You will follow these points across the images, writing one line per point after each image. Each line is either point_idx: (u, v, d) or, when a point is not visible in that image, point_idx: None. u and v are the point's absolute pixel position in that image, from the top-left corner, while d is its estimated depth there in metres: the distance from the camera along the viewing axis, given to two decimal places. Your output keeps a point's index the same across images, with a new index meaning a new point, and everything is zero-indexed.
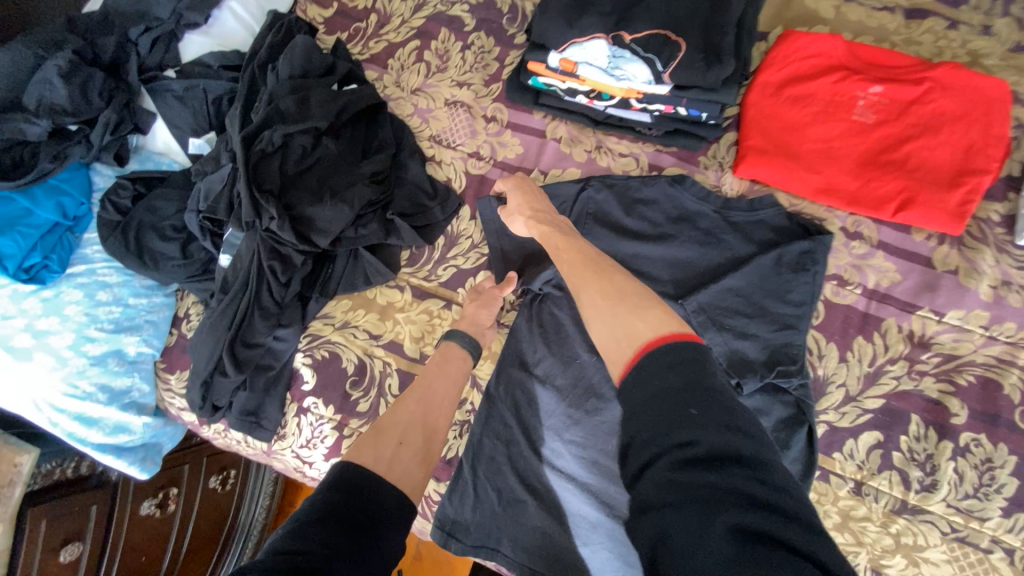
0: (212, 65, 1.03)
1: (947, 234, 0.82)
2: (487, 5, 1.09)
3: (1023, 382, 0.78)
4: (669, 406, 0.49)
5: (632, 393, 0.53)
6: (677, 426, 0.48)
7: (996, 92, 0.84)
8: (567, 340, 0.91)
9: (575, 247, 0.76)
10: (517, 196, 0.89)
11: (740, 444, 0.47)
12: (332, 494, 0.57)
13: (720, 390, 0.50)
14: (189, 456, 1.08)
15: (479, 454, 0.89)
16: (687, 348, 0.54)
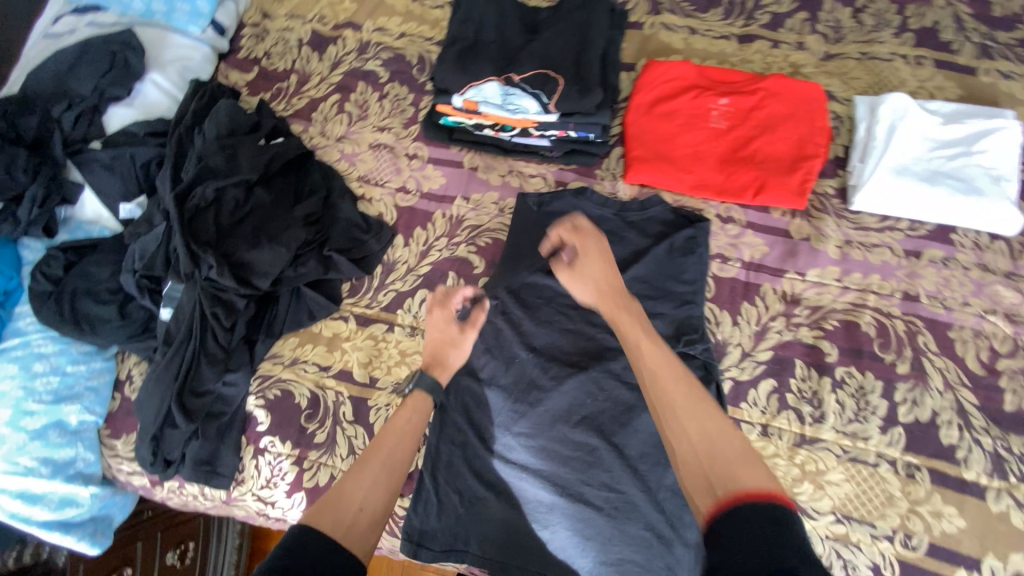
0: (138, 134, 1.08)
1: (794, 210, 1.01)
2: (398, 59, 1.23)
3: (874, 320, 0.95)
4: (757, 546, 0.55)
5: (726, 529, 0.59)
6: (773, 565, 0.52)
7: (812, 93, 1.06)
8: (506, 343, 1.00)
9: (658, 350, 0.80)
10: (586, 268, 0.90)
11: None
12: (287, 559, 0.61)
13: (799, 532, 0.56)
14: (143, 532, 1.06)
15: (438, 461, 0.95)
16: (779, 508, 0.59)
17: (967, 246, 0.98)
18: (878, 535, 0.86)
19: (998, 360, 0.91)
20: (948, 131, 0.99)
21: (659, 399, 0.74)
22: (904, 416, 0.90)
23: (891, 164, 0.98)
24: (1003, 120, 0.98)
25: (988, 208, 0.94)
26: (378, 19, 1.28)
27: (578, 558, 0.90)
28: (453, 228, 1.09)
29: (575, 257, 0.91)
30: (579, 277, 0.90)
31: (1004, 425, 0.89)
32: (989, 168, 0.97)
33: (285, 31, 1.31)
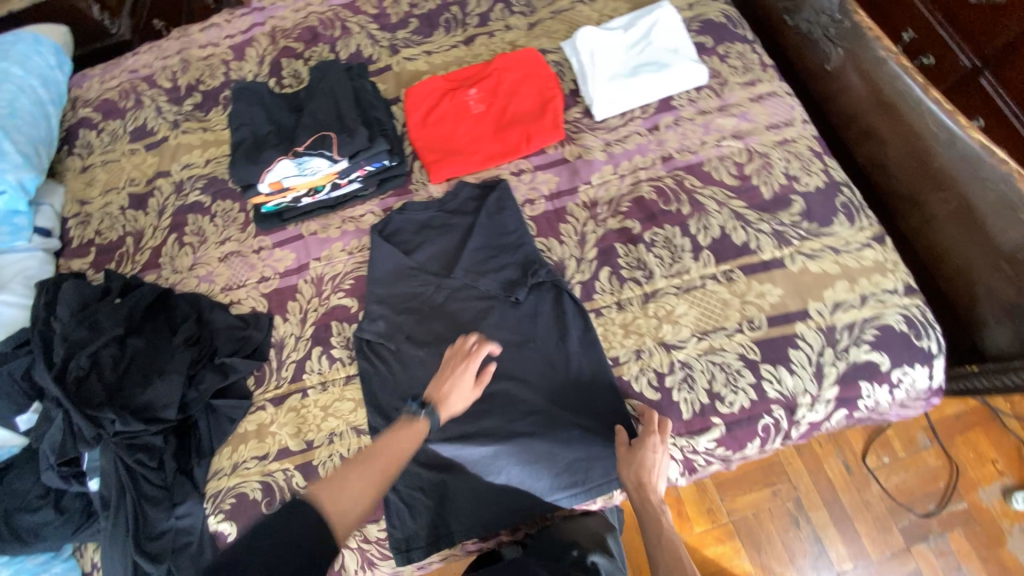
0: (6, 349, 1.13)
1: (560, 140, 1.26)
2: (212, 181, 1.38)
3: (652, 187, 1.19)
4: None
5: None
6: None
7: (531, 55, 1.33)
8: (401, 351, 1.12)
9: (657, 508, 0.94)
10: (639, 459, 0.96)
11: None
12: (262, 545, 0.74)
13: None
14: None
15: None
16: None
17: (686, 104, 1.25)
18: (731, 333, 1.06)
19: (745, 168, 1.17)
20: (630, 36, 1.29)
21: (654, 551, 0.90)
22: (705, 241, 1.12)
23: (604, 77, 1.26)
24: (660, 11, 1.29)
25: (679, 73, 1.22)
26: (182, 158, 1.43)
27: (537, 483, 1.03)
28: (318, 287, 1.23)
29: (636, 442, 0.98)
30: (634, 461, 0.96)
31: (771, 209, 1.13)
32: (667, 47, 1.26)
33: (108, 207, 1.43)
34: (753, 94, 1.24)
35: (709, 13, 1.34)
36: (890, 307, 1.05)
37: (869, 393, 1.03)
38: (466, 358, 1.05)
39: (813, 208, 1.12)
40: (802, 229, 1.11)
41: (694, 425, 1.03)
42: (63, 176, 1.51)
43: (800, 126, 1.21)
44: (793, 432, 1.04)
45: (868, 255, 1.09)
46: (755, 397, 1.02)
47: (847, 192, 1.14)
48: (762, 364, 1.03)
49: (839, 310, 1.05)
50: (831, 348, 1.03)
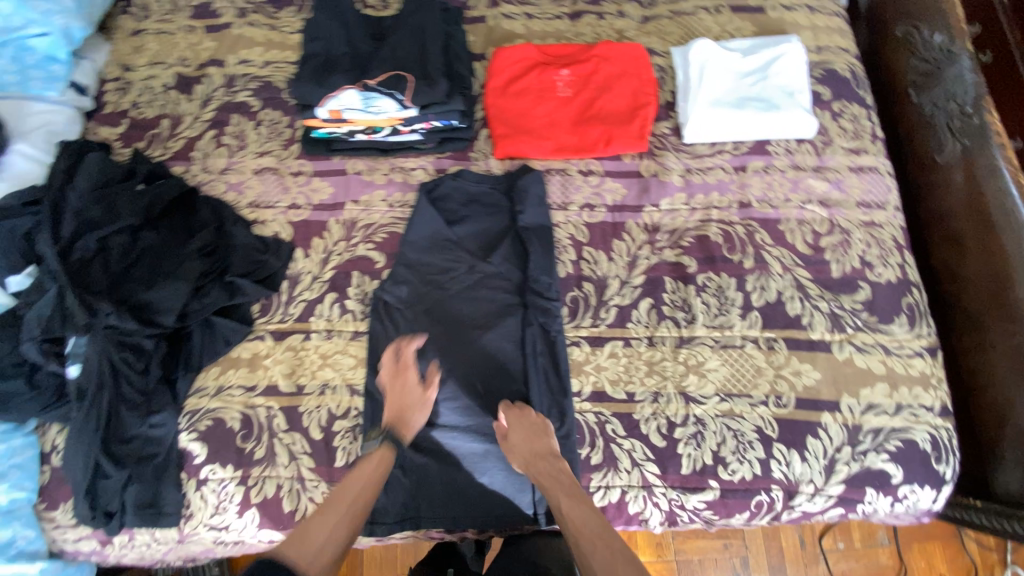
0: (13, 205, 1.10)
1: (640, 152, 1.17)
2: (266, 87, 1.29)
3: (720, 230, 1.11)
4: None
5: None
6: None
7: (637, 52, 1.22)
8: (419, 323, 1.09)
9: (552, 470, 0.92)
10: (527, 433, 0.96)
11: None
12: None
13: None
14: None
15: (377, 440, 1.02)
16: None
17: (782, 153, 1.16)
18: (755, 402, 1.02)
19: (821, 239, 1.10)
20: (748, 63, 1.18)
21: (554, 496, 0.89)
22: (758, 301, 1.07)
23: (708, 99, 1.15)
24: (787, 45, 1.18)
25: (787, 119, 1.13)
26: (240, 52, 1.33)
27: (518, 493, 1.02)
28: (349, 231, 1.16)
29: (509, 428, 0.97)
30: (513, 442, 0.95)
31: (836, 289, 1.07)
32: (783, 87, 1.16)
33: (151, 80, 1.32)
34: (853, 164, 1.16)
35: (834, 63, 1.24)
36: (920, 424, 1.02)
37: (871, 500, 1.00)
38: (398, 369, 1.02)
39: (876, 301, 1.07)
40: (860, 318, 1.06)
41: (689, 482, 1.00)
42: (111, 33, 1.39)
43: (891, 211, 1.13)
44: (783, 515, 1.02)
45: (916, 365, 1.04)
46: (758, 472, 1.00)
47: (915, 294, 1.08)
48: (776, 442, 1.00)
49: (871, 412, 1.02)
50: (849, 447, 1.00)
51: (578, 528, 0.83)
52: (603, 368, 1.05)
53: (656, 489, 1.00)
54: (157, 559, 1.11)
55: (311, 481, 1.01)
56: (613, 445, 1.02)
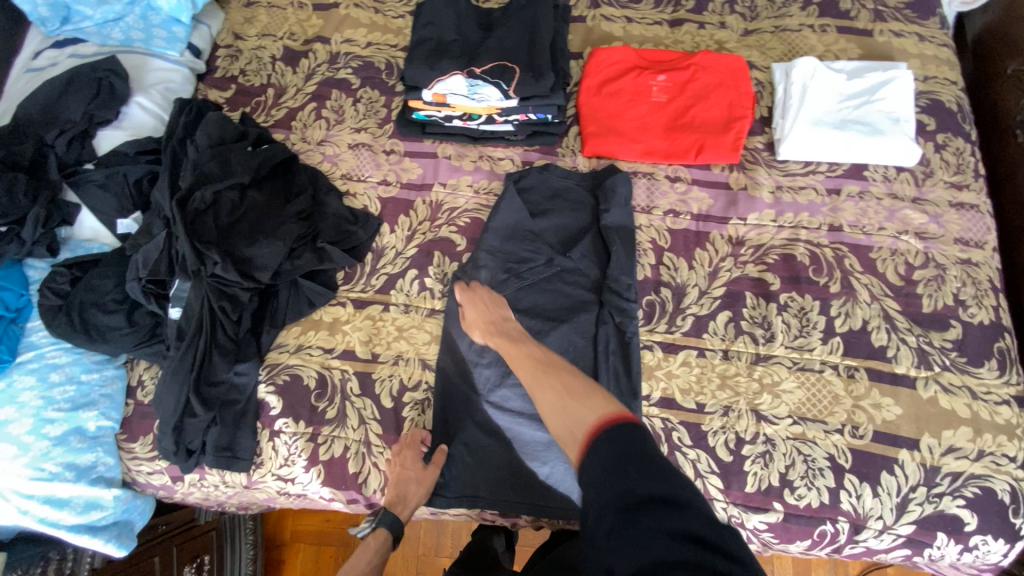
0: (129, 153, 1.17)
1: (731, 164, 1.16)
2: (367, 66, 1.34)
3: (807, 251, 1.09)
4: (617, 462, 0.65)
5: (594, 473, 0.67)
6: (621, 485, 0.62)
7: (737, 64, 1.21)
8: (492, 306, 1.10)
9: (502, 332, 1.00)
10: (484, 305, 1.04)
11: (671, 497, 0.60)
12: None
13: (653, 465, 0.63)
14: (158, 547, 1.19)
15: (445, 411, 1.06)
16: (626, 427, 0.70)
17: (879, 179, 1.13)
18: (830, 430, 1.00)
19: (914, 271, 1.07)
20: (853, 86, 1.16)
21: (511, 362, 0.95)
22: (841, 327, 1.04)
23: (809, 118, 1.14)
24: (896, 71, 1.15)
25: (890, 146, 1.10)
26: (345, 31, 1.38)
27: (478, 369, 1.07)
28: (434, 212, 1.20)
29: (467, 297, 1.06)
30: (472, 304, 1.04)
31: (926, 324, 1.04)
32: (888, 113, 1.13)
33: (259, 50, 1.39)
34: (954, 199, 1.12)
35: (942, 94, 1.20)
36: (1003, 474, 0.97)
37: (940, 545, 0.97)
38: (399, 449, 1.03)
39: (968, 341, 1.03)
40: (949, 357, 1.02)
41: (752, 501, 0.99)
42: (226, 3, 1.46)
43: (990, 252, 1.09)
44: (845, 549, 0.99)
45: (1003, 413, 1.00)
46: (826, 501, 0.97)
47: (1010, 340, 1.04)
48: (848, 473, 0.98)
49: (951, 455, 0.98)
50: (925, 487, 0.97)
51: (522, 360, 0.94)
52: (674, 375, 1.05)
53: (717, 503, 0.99)
54: (218, 503, 1.16)
55: (377, 447, 1.05)
56: (677, 453, 1.01)
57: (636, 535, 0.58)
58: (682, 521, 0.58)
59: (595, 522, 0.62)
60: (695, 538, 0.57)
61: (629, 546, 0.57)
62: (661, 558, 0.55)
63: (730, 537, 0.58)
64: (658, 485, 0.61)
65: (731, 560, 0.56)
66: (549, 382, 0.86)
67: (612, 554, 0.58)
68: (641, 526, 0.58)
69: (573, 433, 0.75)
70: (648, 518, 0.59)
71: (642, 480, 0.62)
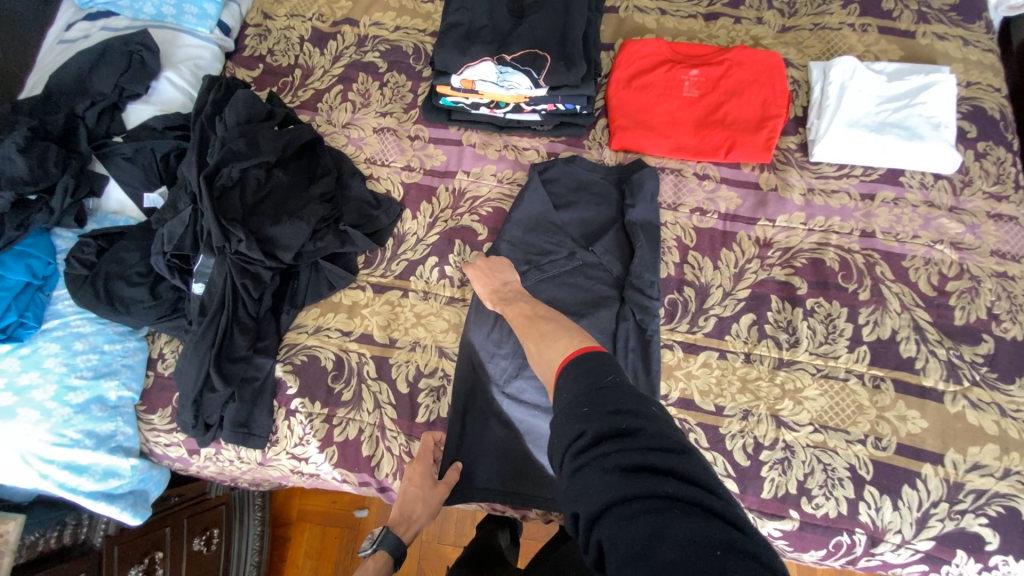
0: (157, 128, 1.18)
1: (761, 164, 1.14)
2: (395, 50, 1.32)
3: (837, 256, 1.07)
4: (575, 402, 0.66)
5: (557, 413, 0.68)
6: (573, 421, 0.63)
7: (773, 61, 1.18)
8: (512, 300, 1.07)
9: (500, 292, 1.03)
10: (487, 268, 1.06)
11: (621, 421, 0.61)
12: None
13: (609, 396, 0.64)
14: (170, 519, 1.20)
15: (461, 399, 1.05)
16: (586, 369, 0.69)
17: (915, 186, 1.10)
18: (852, 440, 0.97)
19: (947, 282, 1.04)
20: (893, 88, 1.12)
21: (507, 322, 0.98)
22: (869, 336, 1.02)
23: (846, 119, 1.10)
24: (939, 75, 1.12)
25: (929, 152, 1.07)
26: (374, 14, 1.37)
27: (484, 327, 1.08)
28: (456, 200, 1.19)
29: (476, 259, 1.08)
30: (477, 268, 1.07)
31: (957, 338, 1.01)
32: (929, 118, 1.09)
33: (288, 30, 1.38)
34: (991, 210, 1.09)
35: (985, 101, 1.16)
36: None
37: (959, 563, 0.94)
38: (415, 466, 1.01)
39: (1000, 357, 1.00)
40: (980, 373, 0.99)
41: (768, 507, 0.97)
42: None
43: None
44: (861, 561, 0.98)
45: None
46: (844, 511, 0.96)
47: None
48: (869, 484, 0.96)
49: (976, 472, 0.95)
50: (947, 503, 0.95)
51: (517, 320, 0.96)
52: (693, 376, 1.03)
53: None
54: (231, 478, 1.17)
55: (391, 432, 1.06)
56: None
57: (589, 470, 0.58)
58: (633, 452, 0.58)
59: (558, 465, 0.64)
60: (648, 468, 0.56)
61: (583, 482, 0.58)
62: (612, 489, 0.56)
63: (687, 460, 0.57)
64: (609, 421, 0.61)
65: (686, 481, 0.56)
66: (534, 338, 0.87)
67: (569, 489, 0.60)
68: (595, 463, 0.58)
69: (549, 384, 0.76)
70: (601, 451, 0.59)
71: (594, 418, 0.62)
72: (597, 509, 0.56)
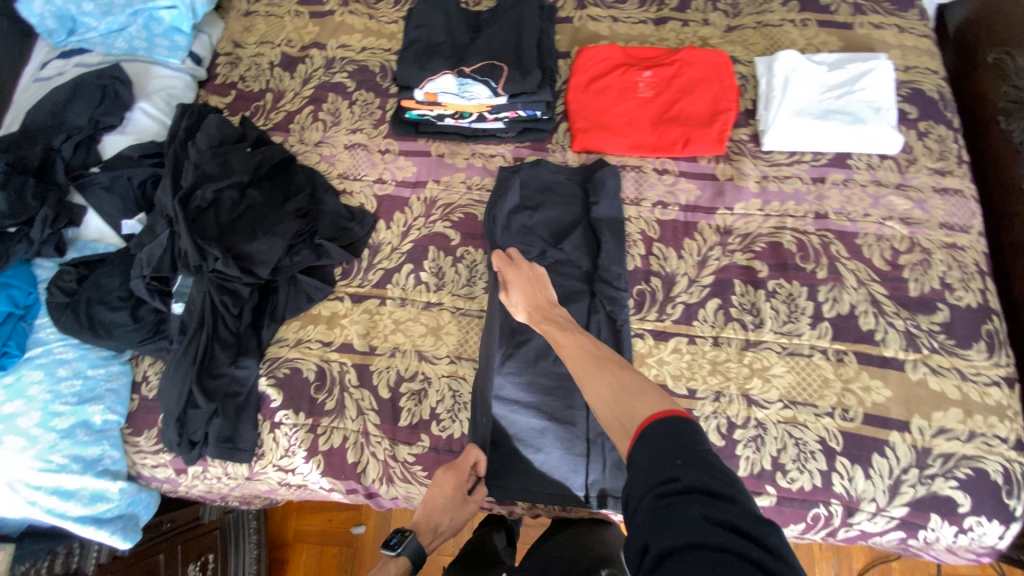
0: (133, 156, 1.22)
1: (716, 156, 1.19)
2: (362, 70, 1.38)
3: (794, 239, 1.11)
4: (665, 447, 0.67)
5: (640, 456, 0.69)
6: (665, 468, 0.64)
7: (720, 59, 1.25)
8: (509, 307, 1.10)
9: (550, 317, 1.03)
10: (522, 283, 1.07)
11: (715, 483, 0.62)
12: None
13: (701, 452, 0.65)
14: (164, 544, 1.20)
15: (442, 397, 1.08)
16: (678, 419, 0.70)
17: (863, 167, 1.15)
18: (820, 413, 1.01)
19: (900, 256, 1.09)
20: (833, 77, 1.19)
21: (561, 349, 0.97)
22: (829, 312, 1.06)
23: (792, 109, 1.16)
24: (876, 62, 1.18)
25: (872, 134, 1.13)
26: (340, 37, 1.43)
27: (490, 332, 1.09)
28: (428, 208, 1.23)
29: (512, 274, 1.08)
30: (515, 285, 1.07)
31: (912, 308, 1.05)
32: (870, 103, 1.16)
33: (258, 57, 1.44)
34: (937, 185, 1.14)
35: (923, 83, 1.23)
36: (994, 455, 0.98)
37: (934, 527, 0.97)
38: (453, 471, 0.99)
39: (955, 324, 1.04)
40: (937, 340, 1.03)
41: (746, 485, 1.00)
42: (226, 13, 1.51)
43: (975, 236, 1.10)
44: (840, 532, 1.00)
45: (992, 394, 1.01)
46: (818, 484, 0.98)
47: (997, 322, 1.05)
48: (840, 455, 0.99)
49: (942, 436, 0.99)
50: (916, 468, 0.98)
51: (570, 346, 0.96)
52: (665, 362, 1.07)
53: None
54: (221, 496, 1.18)
55: (375, 437, 1.07)
56: None
57: (677, 516, 0.59)
58: (723, 512, 0.59)
59: (635, 499, 0.65)
60: (731, 528, 0.58)
61: (665, 520, 0.60)
62: (696, 537, 0.57)
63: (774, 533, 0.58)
64: (704, 477, 0.62)
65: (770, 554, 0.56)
66: (601, 374, 0.87)
67: (648, 530, 0.61)
68: (682, 508, 0.60)
69: (623, 426, 0.76)
70: (691, 503, 0.60)
71: (689, 470, 0.63)
72: (676, 550, 0.57)
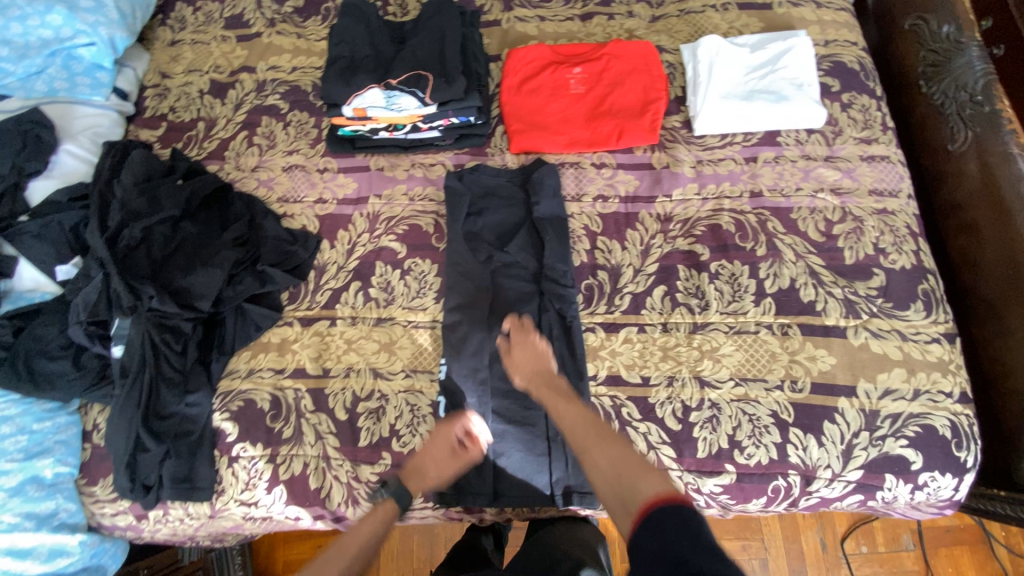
0: (62, 200, 1.18)
1: (651, 145, 1.21)
2: (294, 90, 1.36)
3: (732, 219, 1.14)
4: (673, 533, 0.70)
5: (648, 546, 0.71)
6: (671, 553, 0.68)
7: (647, 49, 1.26)
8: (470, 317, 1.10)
9: (553, 388, 0.98)
10: (527, 356, 1.02)
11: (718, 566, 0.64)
12: None
13: (704, 538, 0.68)
14: None
15: (400, 412, 1.07)
16: (683, 505, 0.73)
17: (792, 143, 1.18)
18: (770, 387, 1.03)
19: (834, 227, 1.11)
20: (756, 58, 1.21)
21: (565, 425, 0.93)
22: (771, 288, 1.08)
23: (718, 92, 1.19)
24: (796, 39, 1.21)
25: (796, 110, 1.15)
26: (270, 59, 1.41)
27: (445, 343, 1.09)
28: (372, 223, 1.22)
29: (513, 345, 1.04)
30: (521, 364, 1.02)
31: (849, 275, 1.08)
32: (792, 80, 1.18)
33: (187, 86, 1.41)
34: (864, 153, 1.17)
35: (843, 55, 1.26)
36: (939, 410, 1.00)
37: (891, 486, 0.99)
38: (447, 424, 1.00)
39: (892, 287, 1.07)
40: (876, 304, 1.06)
41: (705, 466, 1.01)
42: (151, 44, 1.48)
43: (905, 200, 1.13)
44: (801, 501, 1.02)
45: (933, 350, 1.03)
46: (775, 457, 1.00)
47: (932, 280, 1.08)
48: (792, 426, 1.00)
49: (888, 397, 1.00)
50: (867, 432, 0.99)
51: (574, 421, 0.92)
52: (617, 353, 1.08)
53: (672, 472, 1.01)
54: (189, 538, 1.16)
55: (336, 460, 1.06)
56: (629, 428, 1.03)
57: None
58: None
59: None
60: None
61: None
62: None
63: None
64: (709, 561, 0.65)
65: None
66: (604, 449, 0.87)
67: None
68: None
69: (627, 507, 0.79)
70: None
71: (694, 553, 0.66)
72: None
